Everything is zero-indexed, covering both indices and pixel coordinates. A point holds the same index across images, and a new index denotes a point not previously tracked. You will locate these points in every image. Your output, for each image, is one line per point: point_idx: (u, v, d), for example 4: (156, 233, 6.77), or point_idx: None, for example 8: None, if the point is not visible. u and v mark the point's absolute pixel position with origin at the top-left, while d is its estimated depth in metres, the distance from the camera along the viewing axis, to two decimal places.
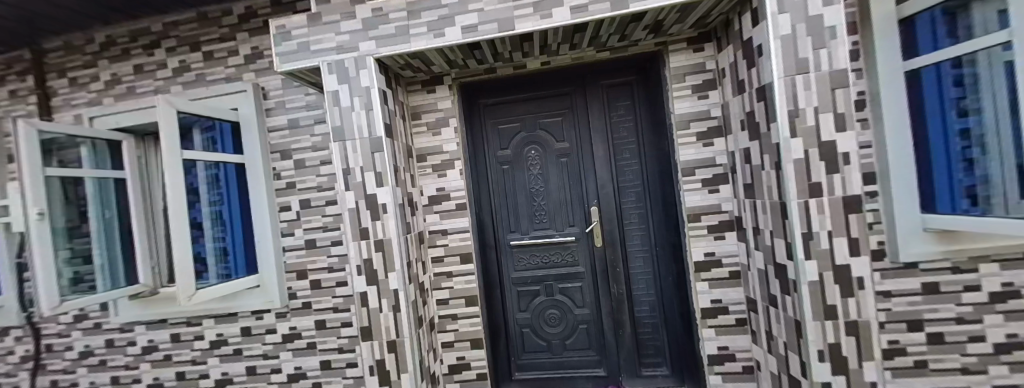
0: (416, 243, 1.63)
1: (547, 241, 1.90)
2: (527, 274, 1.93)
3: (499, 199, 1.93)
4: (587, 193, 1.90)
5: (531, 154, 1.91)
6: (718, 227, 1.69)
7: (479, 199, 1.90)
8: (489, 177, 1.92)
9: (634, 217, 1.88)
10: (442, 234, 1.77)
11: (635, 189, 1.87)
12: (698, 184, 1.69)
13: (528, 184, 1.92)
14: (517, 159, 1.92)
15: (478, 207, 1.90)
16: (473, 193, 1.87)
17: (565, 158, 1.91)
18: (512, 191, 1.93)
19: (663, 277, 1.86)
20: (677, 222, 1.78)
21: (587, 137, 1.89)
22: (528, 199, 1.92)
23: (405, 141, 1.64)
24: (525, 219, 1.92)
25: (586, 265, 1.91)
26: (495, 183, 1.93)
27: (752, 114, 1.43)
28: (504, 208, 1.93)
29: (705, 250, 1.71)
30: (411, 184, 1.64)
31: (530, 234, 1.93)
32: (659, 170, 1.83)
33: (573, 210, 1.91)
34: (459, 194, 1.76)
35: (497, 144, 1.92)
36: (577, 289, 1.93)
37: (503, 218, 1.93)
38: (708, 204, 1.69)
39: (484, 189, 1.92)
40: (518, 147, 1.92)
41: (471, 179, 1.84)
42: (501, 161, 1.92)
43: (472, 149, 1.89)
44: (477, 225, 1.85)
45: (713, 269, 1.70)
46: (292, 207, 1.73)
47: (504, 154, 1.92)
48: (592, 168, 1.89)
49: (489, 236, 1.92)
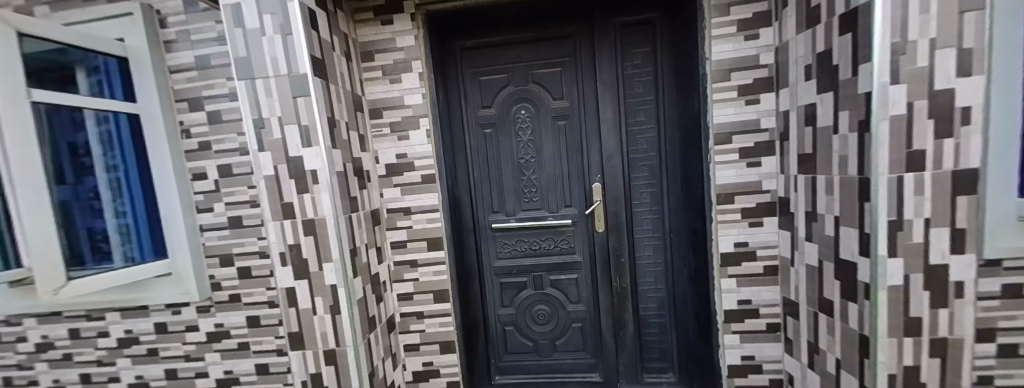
0: (365, 225, 1.22)
1: (538, 224, 1.55)
2: (513, 263, 1.60)
3: (481, 171, 1.56)
4: (589, 165, 1.53)
5: (521, 114, 1.52)
6: (755, 212, 1.31)
7: (452, 171, 1.49)
8: (467, 145, 1.53)
9: (645, 196, 1.53)
10: (404, 214, 1.36)
11: (648, 163, 1.52)
12: (735, 155, 1.29)
13: (514, 154, 1.54)
14: (503, 120, 1.52)
15: (452, 183, 1.45)
16: (447, 164, 1.41)
17: (563, 121, 1.52)
18: (497, 162, 1.55)
19: (677, 269, 1.54)
20: (698, 204, 1.39)
21: (592, 94, 1.50)
22: (515, 171, 1.55)
23: (347, 87, 1.18)
24: (512, 197, 1.56)
25: (585, 254, 1.57)
26: (476, 152, 1.54)
27: (831, 57, 1.03)
28: (486, 183, 1.56)
29: (737, 240, 1.32)
30: (356, 147, 1.21)
31: (517, 214, 1.57)
32: (680, 138, 1.46)
33: (570, 186, 1.55)
34: (425, 163, 1.34)
35: (479, 102, 1.52)
36: (573, 282, 1.60)
37: (486, 196, 1.57)
38: (745, 182, 1.30)
39: (460, 159, 1.53)
40: (501, 105, 1.51)
41: (446, 144, 1.41)
42: (481, 123, 1.52)
43: (447, 108, 1.47)
44: (452, 205, 1.43)
45: (745, 263, 1.33)
46: (209, 175, 1.32)
47: (487, 113, 1.52)
48: (597, 135, 1.51)
49: (467, 218, 1.56)
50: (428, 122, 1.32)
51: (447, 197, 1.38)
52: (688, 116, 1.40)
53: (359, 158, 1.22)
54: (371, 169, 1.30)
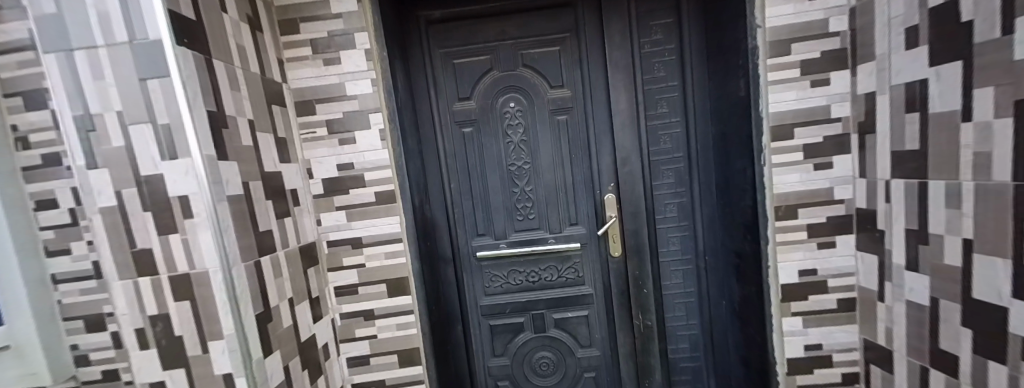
0: (283, 273, 0.79)
1: (537, 250, 1.20)
2: (505, 300, 1.23)
3: (460, 183, 1.19)
4: (599, 171, 1.18)
5: (510, 106, 1.16)
6: (826, 229, 0.99)
7: (421, 185, 1.08)
8: (441, 150, 1.16)
9: (672, 209, 1.20)
10: (354, 248, 0.95)
11: (674, 166, 1.18)
12: (799, 154, 0.97)
13: (503, 160, 1.18)
14: (487, 116, 1.16)
15: (422, 201, 1.07)
16: (414, 176, 1.03)
17: (564, 115, 1.17)
18: (481, 170, 1.19)
19: (715, 301, 1.21)
20: (747, 219, 1.05)
21: (600, 80, 1.16)
22: (504, 181, 1.19)
23: (252, 69, 0.78)
24: (501, 216, 1.21)
25: (597, 285, 1.22)
26: (454, 158, 1.18)
27: (960, 12, 0.71)
28: (467, 199, 1.20)
29: (802, 267, 1.00)
30: (270, 156, 0.80)
31: (508, 238, 1.21)
32: (715, 134, 1.13)
33: (575, 198, 1.20)
34: (380, 176, 0.93)
35: (454, 93, 1.15)
36: (583, 321, 1.24)
37: (467, 215, 1.21)
38: (813, 190, 0.97)
39: (432, 168, 1.16)
40: (484, 95, 1.15)
41: (412, 148, 1.04)
42: (458, 120, 1.16)
43: (411, 101, 1.09)
44: (422, 233, 1.05)
45: (813, 297, 1.01)
46: (60, 203, 0.86)
47: (465, 107, 1.15)
48: (608, 133, 1.17)
49: (444, 245, 1.19)
50: (381, 119, 0.92)
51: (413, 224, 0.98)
52: (724, 105, 1.07)
53: (276, 172, 0.81)
54: (300, 187, 0.89)
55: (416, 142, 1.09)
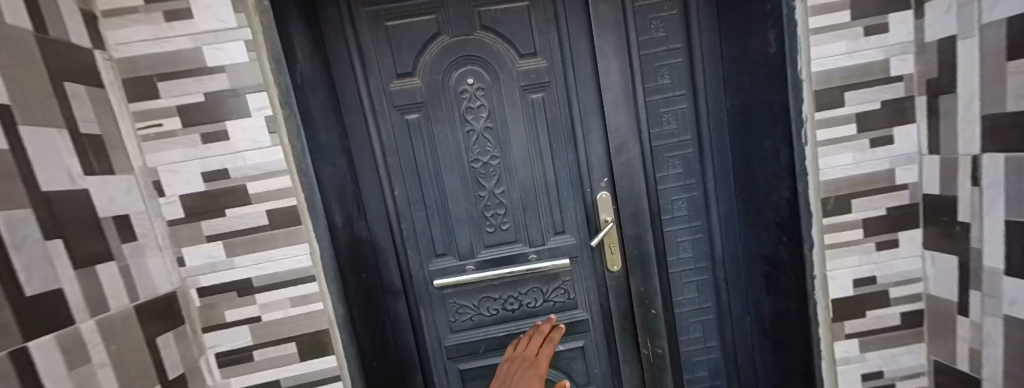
0: (100, 357, 0.48)
1: (515, 272, 0.93)
2: (478, 336, 0.96)
3: (408, 189, 0.90)
4: (589, 164, 0.92)
5: (468, 83, 0.87)
6: (887, 224, 0.76)
7: (349, 194, 0.78)
8: (379, 146, 0.87)
9: (682, 207, 0.94)
10: (241, 296, 0.64)
11: (683, 153, 0.93)
12: (854, 128, 0.72)
13: (464, 155, 0.90)
14: (438, 98, 0.87)
15: (351, 217, 0.76)
16: (336, 184, 0.72)
17: (538, 94, 0.89)
18: (435, 170, 0.90)
19: (738, 317, 0.98)
20: (783, 218, 0.80)
21: (584, 44, 0.87)
22: (467, 183, 0.92)
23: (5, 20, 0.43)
24: (466, 230, 0.93)
25: (593, 309, 0.97)
26: (397, 157, 0.88)
27: None
28: (419, 210, 0.91)
29: (859, 275, 0.77)
30: (56, 165, 0.46)
31: (478, 256, 0.94)
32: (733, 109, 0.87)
33: (559, 201, 0.93)
34: (268, 188, 0.61)
35: (390, 67, 0.85)
36: (578, 355, 0.99)
37: (421, 231, 0.92)
38: (872, 174, 0.74)
39: (366, 171, 0.86)
40: (431, 69, 0.86)
41: (331, 144, 0.73)
42: (399, 104, 0.86)
43: (327, 81, 0.78)
44: (354, 263, 0.75)
45: (873, 315, 0.79)
46: None
47: (407, 87, 0.86)
48: (597, 114, 0.90)
49: (391, 273, 0.90)
50: (265, 100, 0.59)
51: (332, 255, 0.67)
52: (744, 70, 0.81)
53: (77, 194, 0.49)
54: (138, 212, 0.58)
55: (339, 137, 0.78)
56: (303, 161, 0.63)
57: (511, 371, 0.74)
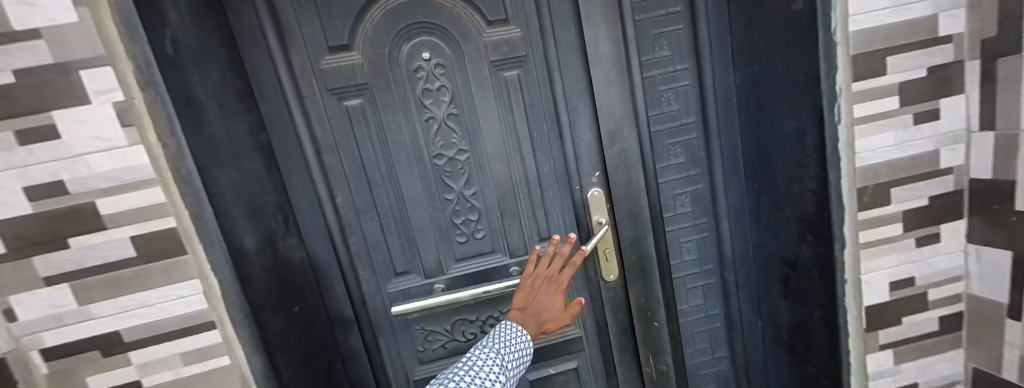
0: None
1: (490, 292, 0.79)
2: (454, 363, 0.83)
3: (356, 195, 0.74)
4: (576, 156, 0.77)
5: (423, 58, 0.70)
6: (928, 216, 0.64)
7: (268, 206, 0.60)
8: (315, 144, 0.70)
9: (686, 202, 0.81)
10: (107, 355, 0.47)
11: (685, 139, 0.79)
12: (896, 102, 0.59)
13: (425, 150, 0.74)
14: (387, 79, 0.70)
15: (273, 236, 0.59)
16: (246, 193, 0.54)
17: (512, 71, 0.73)
18: (389, 170, 0.74)
19: (750, 324, 0.87)
20: (804, 216, 0.68)
21: (566, 7, 0.71)
22: (431, 183, 0.76)
23: None
24: (432, 239, 0.78)
25: (587, 325, 0.83)
26: (340, 157, 0.72)
27: None
28: (373, 220, 0.76)
29: (895, 277, 0.66)
30: None
31: (449, 271, 0.80)
32: (745, 84, 0.72)
33: (542, 201, 0.78)
34: (129, 205, 0.43)
35: (319, 40, 0.66)
36: (572, 378, 0.85)
37: (378, 245, 0.77)
38: (913, 158, 0.62)
39: (301, 176, 0.71)
40: (374, 41, 0.68)
41: (234, 142, 0.55)
42: (336, 89, 0.69)
43: (230, 58, 0.60)
44: (281, 295, 0.58)
45: (910, 320, 0.68)
46: None
47: (344, 64, 0.68)
48: (585, 94, 0.74)
49: (341, 295, 0.77)
50: (111, 79, 0.41)
51: (252, 290, 0.51)
52: (759, 36, 0.67)
53: None
54: None
55: (252, 134, 0.61)
56: (182, 168, 0.44)
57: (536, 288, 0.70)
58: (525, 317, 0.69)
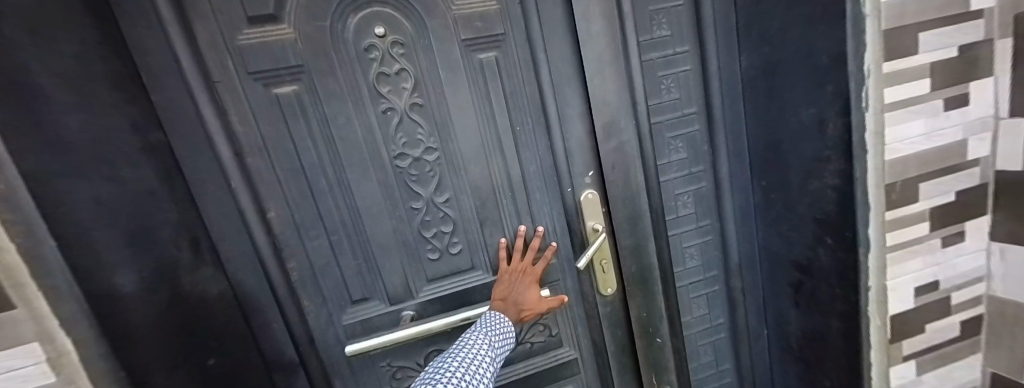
0: None
1: (471, 319, 0.69)
2: None
3: (295, 207, 0.61)
4: (568, 153, 0.66)
5: (376, 34, 0.57)
6: (954, 213, 0.58)
7: (162, 233, 0.47)
8: (233, 145, 0.56)
9: (689, 202, 0.72)
10: None
11: (687, 132, 0.70)
12: (928, 87, 0.52)
13: (385, 150, 0.61)
14: (329, 60, 0.56)
15: (170, 270, 0.46)
16: (114, 219, 0.41)
17: (488, 53, 0.61)
18: (339, 175, 0.61)
19: (757, 333, 0.80)
20: (818, 218, 0.60)
21: None
22: (393, 191, 0.64)
23: None
24: (398, 256, 0.66)
25: (583, 346, 0.74)
26: (270, 160, 0.58)
27: None
28: (321, 237, 0.63)
29: (921, 282, 0.59)
30: None
31: (419, 295, 0.69)
32: (747, 66, 0.64)
33: (529, 206, 0.68)
34: None
35: (235, 8, 0.52)
36: None
37: (328, 268, 0.64)
38: (942, 149, 0.55)
39: (216, 188, 0.57)
40: (311, 11, 0.54)
41: (104, 152, 0.42)
42: (261, 73, 0.55)
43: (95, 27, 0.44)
44: (184, 348, 0.46)
45: (934, 327, 0.62)
46: None
47: (273, 40, 0.54)
48: (574, 82, 0.64)
49: (277, 327, 0.64)
50: None
51: (158, 346, 0.41)
52: (763, 10, 0.58)
53: None
54: None
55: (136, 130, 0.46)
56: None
57: (513, 281, 0.65)
58: (506, 306, 0.63)
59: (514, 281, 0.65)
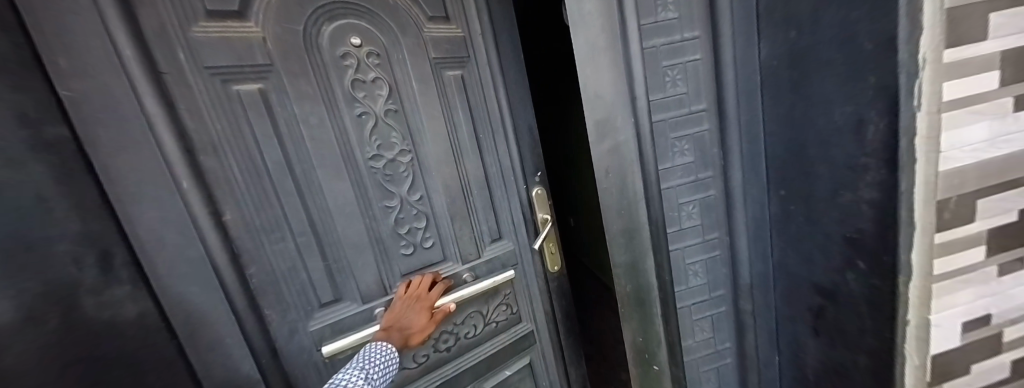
0: None
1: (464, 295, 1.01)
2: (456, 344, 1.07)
3: (257, 203, 0.75)
4: (522, 163, 1.11)
5: (351, 46, 0.81)
6: (1014, 236, 0.48)
7: (49, 248, 0.53)
8: (183, 143, 0.67)
9: (695, 212, 0.63)
10: None
11: (694, 132, 0.60)
12: (994, 83, 0.42)
13: (360, 150, 0.85)
14: (303, 67, 0.77)
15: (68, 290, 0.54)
16: None
17: (457, 88, 0.97)
18: (306, 170, 0.79)
19: (772, 363, 0.69)
20: (845, 237, 0.51)
21: (509, 55, 1.06)
22: (370, 189, 0.87)
23: None
24: (355, 226, 0.86)
25: (538, 321, 1.22)
26: (219, 157, 0.71)
27: None
28: (283, 241, 0.78)
29: (970, 316, 0.50)
30: None
31: (388, 293, 0.92)
32: (745, 66, 0.57)
33: (493, 201, 1.07)
34: None
35: (198, 11, 0.67)
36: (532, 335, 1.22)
37: (287, 253, 0.79)
38: (1006, 159, 0.45)
39: (159, 183, 0.66)
40: (285, 27, 0.74)
41: None
42: (219, 70, 0.69)
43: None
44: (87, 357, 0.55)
45: (979, 366, 0.53)
46: None
47: (233, 36, 0.70)
48: (523, 116, 1.11)
49: (219, 312, 0.72)
50: None
51: (43, 362, 0.50)
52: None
53: None
54: None
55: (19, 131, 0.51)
56: None
57: (402, 309, 0.90)
58: (389, 334, 0.88)
59: (403, 311, 0.90)
